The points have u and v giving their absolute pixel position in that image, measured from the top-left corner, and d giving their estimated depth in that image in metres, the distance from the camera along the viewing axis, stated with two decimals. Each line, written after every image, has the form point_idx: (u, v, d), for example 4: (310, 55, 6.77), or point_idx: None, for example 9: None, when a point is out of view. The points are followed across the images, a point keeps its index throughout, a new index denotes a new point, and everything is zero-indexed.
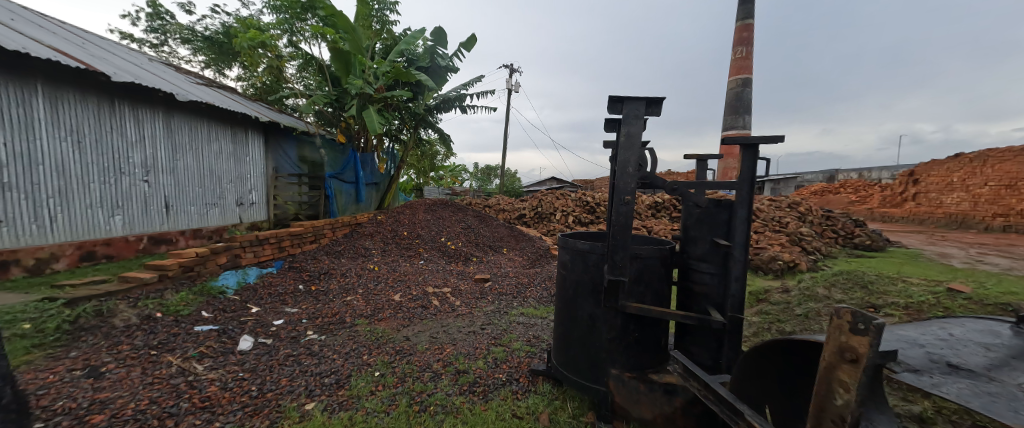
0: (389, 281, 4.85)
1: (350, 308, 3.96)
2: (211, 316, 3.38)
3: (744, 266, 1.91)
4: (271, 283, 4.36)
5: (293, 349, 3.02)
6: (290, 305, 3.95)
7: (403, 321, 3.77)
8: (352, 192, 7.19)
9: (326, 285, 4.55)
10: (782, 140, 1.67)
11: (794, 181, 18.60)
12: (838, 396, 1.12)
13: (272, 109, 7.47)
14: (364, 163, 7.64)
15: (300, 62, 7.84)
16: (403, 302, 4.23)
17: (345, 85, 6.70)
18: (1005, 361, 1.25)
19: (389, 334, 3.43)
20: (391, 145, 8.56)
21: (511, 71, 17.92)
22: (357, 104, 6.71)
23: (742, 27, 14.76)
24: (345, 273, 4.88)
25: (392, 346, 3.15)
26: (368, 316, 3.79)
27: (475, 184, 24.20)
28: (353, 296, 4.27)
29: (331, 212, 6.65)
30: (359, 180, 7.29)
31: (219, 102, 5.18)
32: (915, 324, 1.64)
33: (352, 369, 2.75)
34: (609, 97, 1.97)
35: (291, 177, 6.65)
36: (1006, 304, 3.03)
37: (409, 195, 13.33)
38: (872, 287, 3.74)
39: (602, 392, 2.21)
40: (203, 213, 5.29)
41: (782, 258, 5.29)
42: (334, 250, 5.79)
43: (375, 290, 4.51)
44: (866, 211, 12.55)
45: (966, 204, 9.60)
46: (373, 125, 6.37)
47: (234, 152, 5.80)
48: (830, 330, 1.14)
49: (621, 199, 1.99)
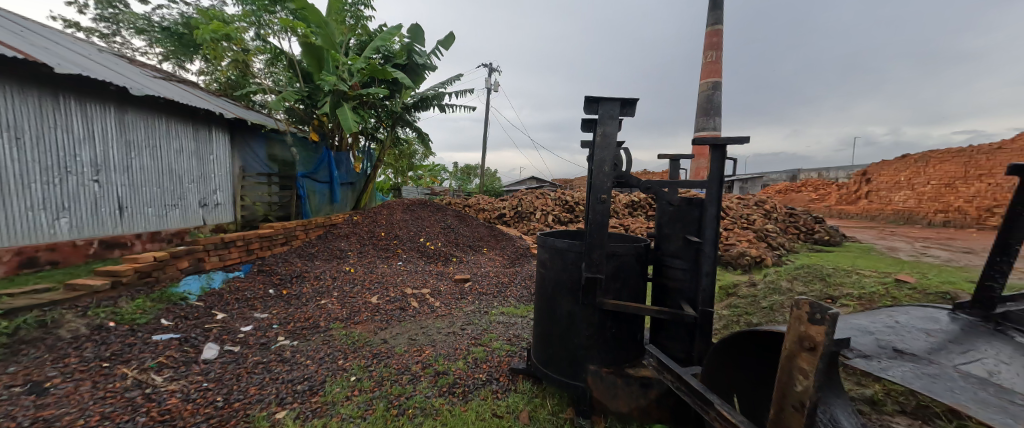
0: (366, 283, 4.76)
1: (325, 311, 3.88)
2: (171, 324, 3.22)
3: (714, 261, 1.98)
4: (239, 288, 4.19)
5: (263, 356, 2.93)
6: (259, 310, 3.82)
7: (381, 323, 3.71)
8: (326, 192, 7.18)
9: (298, 288, 4.41)
10: (747, 141, 1.75)
11: (761, 180, 19.54)
12: (798, 383, 1.20)
13: (239, 105, 7.16)
14: (339, 163, 7.57)
15: (269, 57, 7.57)
16: (380, 304, 4.18)
17: (318, 82, 6.48)
18: (943, 345, 1.36)
19: (366, 337, 3.38)
20: (367, 144, 8.46)
21: (490, 70, 17.88)
22: (331, 102, 6.52)
23: (712, 33, 15.28)
24: (318, 276, 4.76)
25: (369, 350, 3.11)
26: (344, 319, 3.72)
27: (455, 183, 23.95)
28: (328, 300, 4.17)
29: (303, 213, 6.67)
30: (333, 179, 7.29)
31: (178, 98, 4.92)
32: (867, 313, 1.74)
33: (327, 375, 2.69)
34: (585, 98, 2.03)
35: (260, 177, 6.41)
36: (946, 293, 3.27)
37: (386, 194, 13.13)
38: (830, 279, 3.98)
39: (581, 388, 2.26)
40: (162, 214, 5.03)
41: (750, 254, 5.53)
42: (307, 252, 5.63)
43: (351, 292, 4.43)
44: (824, 208, 13.24)
45: (911, 202, 10.41)
46: (348, 123, 6.18)
47: (197, 150, 5.52)
48: (791, 320, 1.21)
49: (598, 197, 2.05)
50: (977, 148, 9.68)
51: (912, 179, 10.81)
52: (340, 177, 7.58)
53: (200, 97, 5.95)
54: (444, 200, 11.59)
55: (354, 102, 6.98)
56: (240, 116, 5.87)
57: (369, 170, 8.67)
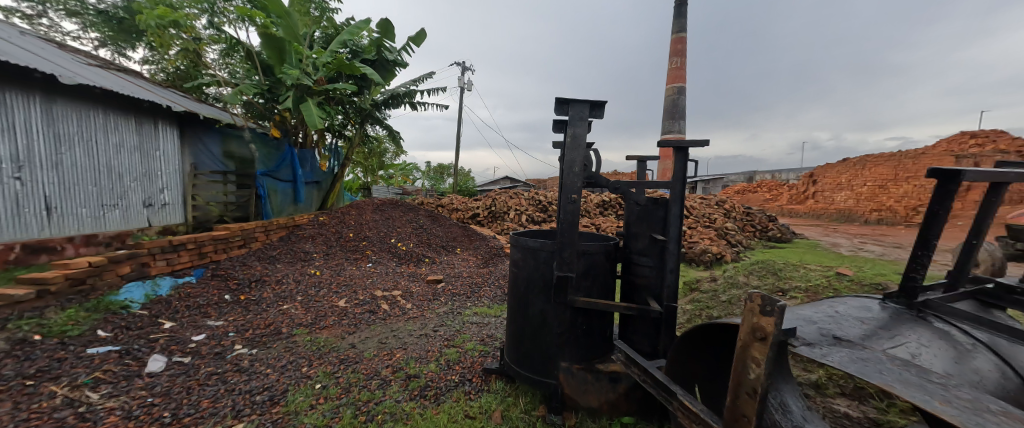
0: (333, 286, 4.63)
1: (287, 317, 3.74)
2: (109, 335, 3.01)
3: (677, 258, 2.08)
4: (189, 295, 3.95)
5: (217, 366, 2.80)
6: (213, 317, 3.63)
7: (348, 328, 3.63)
8: (288, 191, 6.94)
9: (258, 294, 4.23)
10: (707, 143, 1.86)
11: (722, 181, 20.55)
12: (751, 371, 1.29)
13: (190, 98, 6.74)
14: (303, 161, 7.35)
15: (224, 47, 7.16)
16: (348, 308, 4.08)
17: (280, 75, 6.21)
18: (874, 332, 1.49)
19: (332, 342, 3.29)
20: (334, 141, 8.23)
21: (463, 69, 17.76)
22: (293, 97, 6.28)
23: (676, 40, 15.89)
24: (280, 279, 4.57)
25: (336, 356, 3.03)
26: (309, 325, 3.60)
27: (428, 183, 23.61)
28: (291, 305, 4.03)
29: (263, 214, 6.37)
30: (296, 178, 7.07)
31: (118, 87, 4.45)
32: (812, 304, 1.87)
33: (289, 384, 2.61)
34: (556, 99, 2.08)
35: (214, 175, 5.89)
36: (878, 284, 3.59)
37: (355, 194, 12.76)
38: (781, 273, 4.26)
39: (553, 386, 2.31)
40: (99, 215, 4.48)
41: (712, 251, 5.82)
42: (267, 255, 5.40)
43: (317, 296, 4.29)
44: (777, 208, 14.04)
45: (850, 202, 11.31)
46: (313, 120, 5.97)
47: (140, 146, 4.99)
48: (745, 313, 1.29)
49: (569, 197, 2.11)
50: (905, 153, 10.67)
51: (851, 180, 11.67)
52: (305, 175, 7.37)
53: (144, 88, 5.52)
54: (416, 200, 11.44)
55: (319, 97, 6.73)
56: (192, 110, 5.42)
57: (336, 169, 8.43)
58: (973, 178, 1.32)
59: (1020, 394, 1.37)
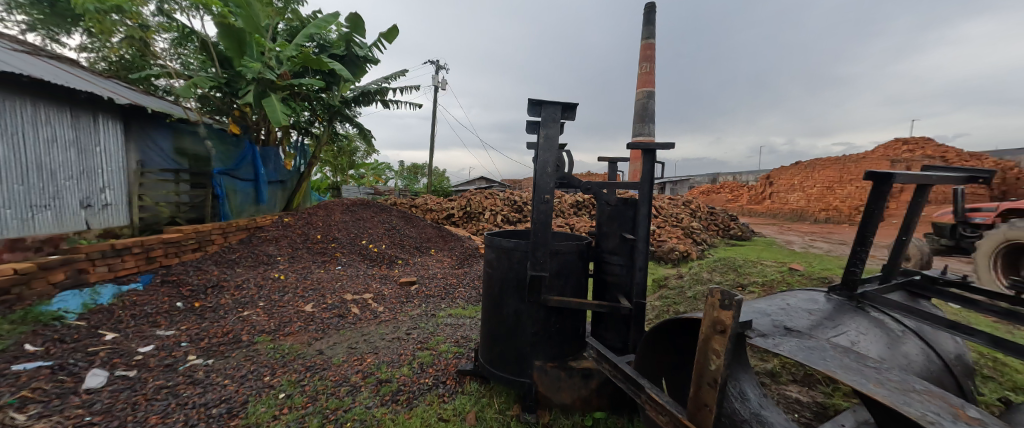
0: (299, 290, 4.49)
1: (248, 324, 3.60)
2: (40, 350, 2.75)
3: (646, 257, 2.16)
4: (135, 303, 3.70)
5: (168, 379, 2.64)
6: (163, 327, 3.42)
7: (315, 333, 3.52)
8: (250, 191, 6.62)
9: (215, 300, 4.03)
10: (673, 147, 1.94)
11: (689, 182, 21.40)
12: (712, 362, 1.37)
13: (137, 89, 6.30)
14: (267, 159, 7.04)
15: (175, 36, 6.74)
16: (315, 313, 3.96)
17: (240, 68, 5.92)
18: (821, 323, 1.61)
19: (298, 349, 3.19)
20: (300, 139, 7.97)
21: (437, 68, 17.57)
22: (255, 91, 6.01)
23: (646, 46, 16.38)
24: (240, 285, 4.37)
25: (302, 363, 2.95)
26: (272, 332, 3.48)
27: (401, 183, 23.19)
28: (252, 311, 3.87)
29: (222, 215, 6.05)
30: (259, 177, 6.76)
31: (48, 76, 4.00)
32: (767, 298, 1.99)
33: (249, 394, 2.51)
34: (529, 100, 2.11)
35: (165, 174, 5.50)
36: (825, 278, 3.87)
37: (323, 194, 12.36)
38: (740, 270, 4.50)
39: (527, 384, 2.34)
40: (25, 217, 4.00)
41: (679, 249, 6.05)
42: (226, 259, 5.15)
43: (282, 301, 4.15)
44: (737, 208, 14.84)
45: (801, 201, 12.10)
46: (277, 117, 5.73)
47: (76, 141, 4.52)
48: (706, 307, 1.37)
49: (542, 197, 2.15)
50: (849, 158, 11.55)
51: (801, 182, 12.50)
52: (268, 174, 7.05)
53: (83, 79, 5.10)
54: (388, 200, 11.22)
55: (283, 93, 6.49)
56: (138, 103, 4.99)
57: (303, 167, 8.14)
58: (903, 181, 1.45)
59: (942, 376, 1.53)
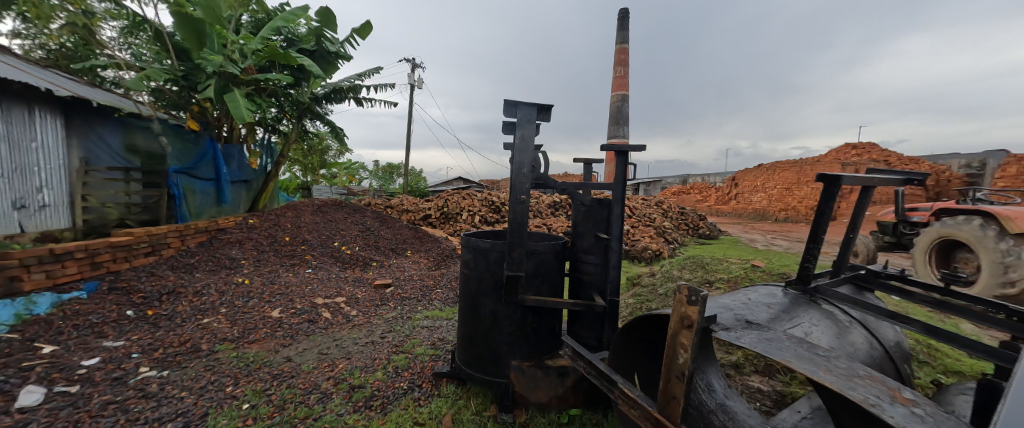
0: (265, 295, 4.34)
1: (208, 332, 3.44)
2: None
3: (620, 256, 2.23)
4: (79, 312, 3.45)
5: (116, 394, 2.48)
6: (111, 337, 3.21)
7: (283, 340, 3.42)
8: (210, 191, 6.14)
9: (170, 307, 3.82)
10: (644, 148, 2.03)
11: (661, 183, 22.06)
12: (679, 356, 1.43)
13: (81, 81, 5.87)
14: (229, 157, 6.61)
15: (125, 24, 6.30)
16: (283, 318, 3.84)
17: (199, 61, 5.65)
18: (778, 316, 1.71)
19: (264, 357, 3.09)
20: (267, 137, 7.70)
21: (413, 66, 17.34)
22: (215, 85, 5.76)
23: (620, 50, 16.76)
24: (199, 290, 4.17)
25: (268, 371, 2.85)
26: (234, 340, 3.35)
27: (376, 183, 22.74)
28: (213, 318, 3.71)
29: (179, 217, 5.59)
30: (221, 176, 6.29)
31: None
32: (730, 293, 2.09)
33: (209, 406, 2.41)
34: (504, 101, 2.13)
35: (113, 173, 5.14)
36: (784, 273, 4.09)
37: (293, 194, 11.94)
38: (708, 267, 4.68)
39: (504, 384, 2.36)
40: None
41: (651, 248, 6.23)
42: (184, 263, 4.89)
43: (246, 307, 3.99)
44: (706, 208, 15.45)
45: (760, 201, 12.87)
46: (240, 112, 5.46)
47: (7, 135, 4.21)
48: (675, 303, 1.42)
49: (518, 198, 2.17)
50: (806, 161, 12.26)
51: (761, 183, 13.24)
52: (230, 173, 6.62)
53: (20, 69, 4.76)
54: (362, 201, 10.98)
55: (247, 88, 6.25)
56: (82, 96, 4.70)
57: (269, 167, 7.81)
58: (850, 183, 1.57)
59: (883, 362, 1.67)
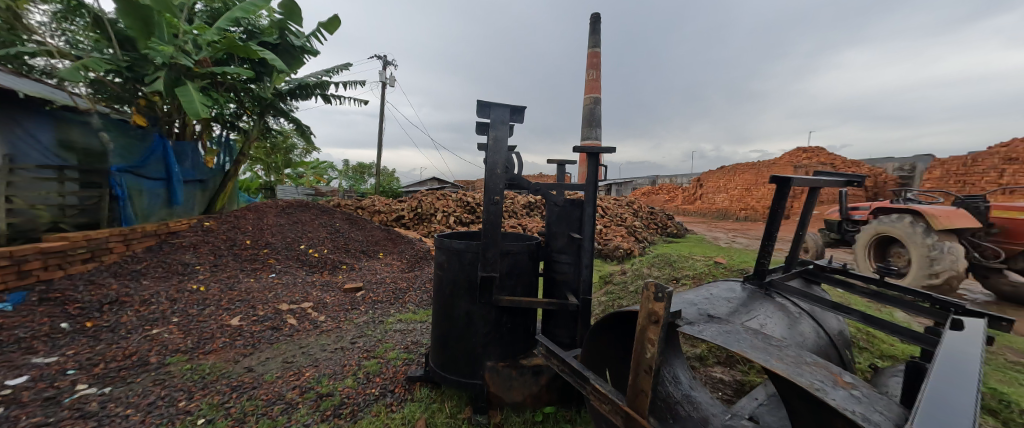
0: (223, 303, 4.14)
1: (158, 343, 3.24)
2: None
3: (592, 255, 2.29)
4: (4, 327, 3.15)
5: (49, 414, 2.29)
6: (42, 353, 2.96)
7: (243, 349, 3.28)
8: (160, 192, 5.76)
9: (113, 318, 3.57)
10: (614, 151, 2.11)
11: (632, 184, 22.69)
12: (647, 350, 1.48)
13: (6, 70, 5.32)
14: (181, 155, 6.22)
15: (58, 8, 5.77)
16: (244, 326, 3.69)
17: (147, 51, 5.31)
18: (737, 309, 1.82)
19: (222, 368, 2.95)
20: (224, 134, 7.36)
21: (384, 63, 17.01)
22: (165, 77, 5.43)
23: (592, 54, 17.11)
24: (148, 299, 3.93)
25: (227, 383, 2.73)
26: (189, 351, 3.18)
27: (346, 183, 22.12)
28: (164, 328, 3.50)
29: (125, 220, 5.18)
30: (171, 174, 5.89)
31: None
32: (694, 288, 2.20)
33: (159, 423, 2.28)
34: (477, 101, 2.14)
35: (45, 171, 4.49)
36: (743, 269, 4.32)
37: (255, 195, 11.44)
38: (675, 264, 4.87)
39: (478, 386, 2.37)
40: None
41: (622, 247, 6.40)
42: (130, 270, 4.58)
43: (202, 316, 3.80)
44: (674, 207, 16.04)
45: (722, 200, 13.54)
46: (194, 108, 5.16)
47: None
48: (643, 300, 1.47)
49: (492, 198, 2.19)
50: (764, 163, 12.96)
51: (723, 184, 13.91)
52: (183, 173, 6.25)
53: None
54: (332, 202, 10.66)
55: (203, 81, 5.95)
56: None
57: (228, 166, 7.44)
58: (798, 184, 1.69)
59: (828, 350, 1.81)
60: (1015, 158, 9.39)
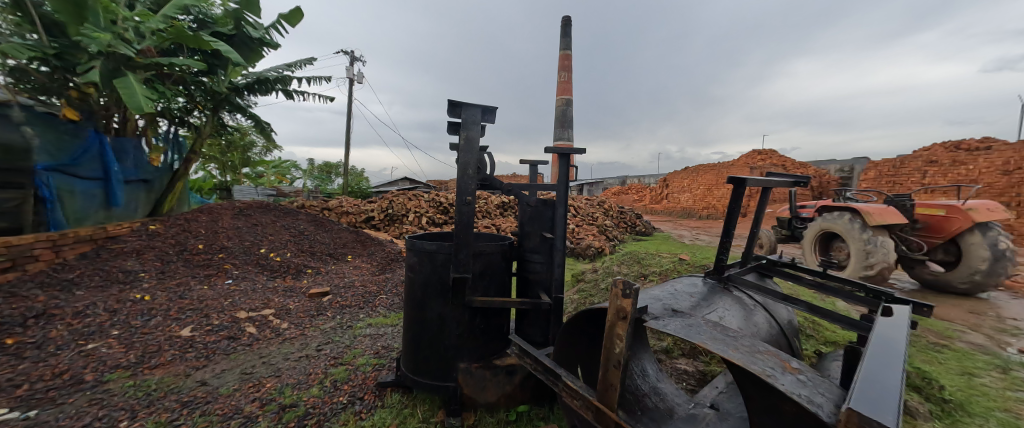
0: (172, 313, 3.91)
1: (96, 359, 3.00)
2: None
3: (563, 254, 2.34)
4: None
5: None
6: None
7: (195, 362, 3.11)
8: (96, 192, 5.34)
9: (41, 333, 3.26)
10: (584, 152, 2.17)
11: (602, 184, 23.21)
12: (616, 346, 1.53)
13: None
14: (121, 153, 5.82)
15: None
16: (196, 337, 3.50)
17: (79, 38, 4.90)
18: (699, 303, 1.92)
19: (171, 383, 2.78)
20: (171, 131, 6.92)
21: (352, 59, 16.55)
22: (101, 68, 5.03)
23: (563, 56, 17.36)
24: (81, 311, 3.63)
25: (176, 400, 2.58)
26: (133, 366, 2.97)
27: (312, 183, 21.31)
28: (103, 343, 3.25)
29: (54, 225, 4.75)
30: (109, 174, 5.51)
31: None
32: (660, 284, 2.29)
33: None
34: (448, 101, 2.14)
35: None
36: (705, 265, 4.53)
37: (210, 196, 10.80)
38: (643, 262, 5.03)
39: (451, 388, 2.37)
40: None
41: (593, 246, 6.54)
42: (62, 279, 4.20)
43: (148, 328, 3.56)
44: (643, 206, 16.56)
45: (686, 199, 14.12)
46: (136, 102, 4.79)
47: None
48: (611, 297, 1.53)
49: (464, 199, 2.19)
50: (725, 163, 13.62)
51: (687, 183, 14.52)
52: (124, 172, 5.83)
53: None
54: (296, 203, 10.26)
55: (148, 73, 5.57)
56: None
57: (176, 165, 7.02)
58: (753, 185, 1.81)
59: (779, 339, 1.94)
60: (935, 160, 10.47)
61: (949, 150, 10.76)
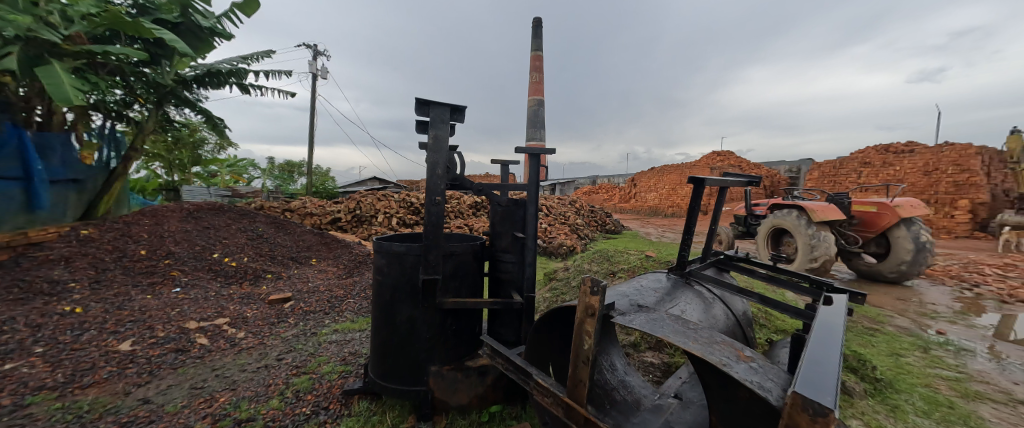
0: (110, 326, 3.64)
1: (17, 381, 2.72)
2: None
3: (534, 253, 2.38)
4: None
5: None
6: None
7: (137, 378, 2.90)
8: (15, 193, 4.88)
9: None
10: (553, 152, 2.21)
11: (573, 183, 23.60)
12: (585, 342, 1.57)
13: None
14: (48, 150, 5.37)
15: None
16: (139, 351, 3.27)
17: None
18: (663, 298, 2.01)
19: (108, 403, 2.58)
20: (108, 127, 6.40)
21: (315, 55, 15.94)
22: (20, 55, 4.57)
23: (534, 57, 17.51)
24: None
25: (114, 420, 2.40)
26: (64, 386, 2.73)
27: (272, 183, 20.30)
28: (27, 361, 2.96)
29: None
30: (32, 173, 5.07)
31: None
32: (628, 281, 2.38)
33: None
34: (416, 100, 2.12)
35: None
36: (668, 261, 4.71)
37: (155, 198, 10.05)
38: (612, 259, 5.17)
39: (422, 392, 2.35)
40: None
41: (565, 245, 6.65)
42: None
43: (81, 344, 3.28)
44: (612, 205, 17.00)
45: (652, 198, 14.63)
46: (63, 93, 4.40)
47: None
48: (580, 295, 1.57)
49: (433, 199, 2.18)
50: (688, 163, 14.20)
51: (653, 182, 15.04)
52: (52, 171, 5.38)
53: None
54: (254, 204, 9.76)
55: (80, 62, 5.12)
56: None
57: (114, 164, 6.51)
58: (711, 184, 1.91)
59: (735, 329, 2.06)
60: (869, 161, 11.43)
61: (881, 152, 11.77)
